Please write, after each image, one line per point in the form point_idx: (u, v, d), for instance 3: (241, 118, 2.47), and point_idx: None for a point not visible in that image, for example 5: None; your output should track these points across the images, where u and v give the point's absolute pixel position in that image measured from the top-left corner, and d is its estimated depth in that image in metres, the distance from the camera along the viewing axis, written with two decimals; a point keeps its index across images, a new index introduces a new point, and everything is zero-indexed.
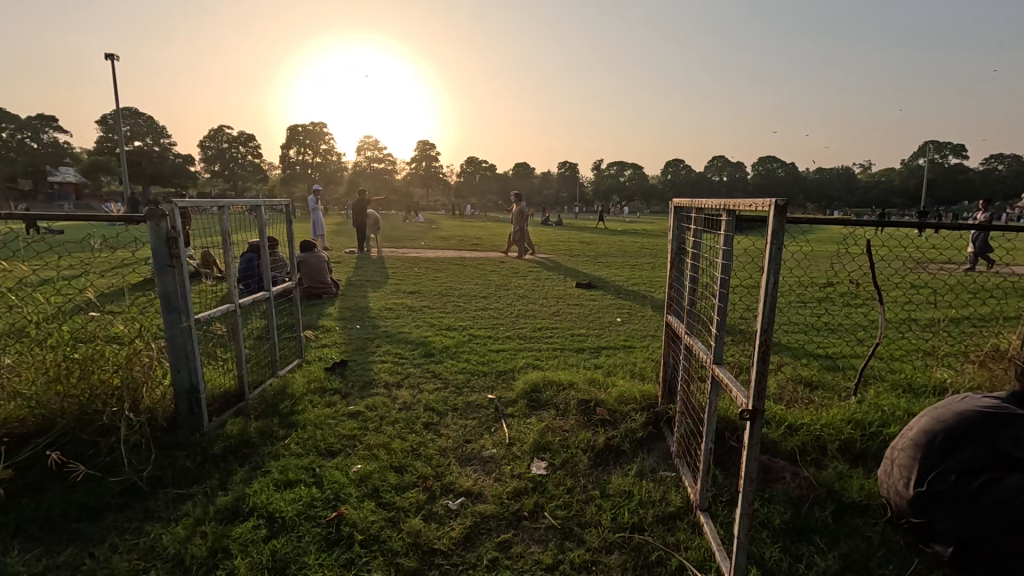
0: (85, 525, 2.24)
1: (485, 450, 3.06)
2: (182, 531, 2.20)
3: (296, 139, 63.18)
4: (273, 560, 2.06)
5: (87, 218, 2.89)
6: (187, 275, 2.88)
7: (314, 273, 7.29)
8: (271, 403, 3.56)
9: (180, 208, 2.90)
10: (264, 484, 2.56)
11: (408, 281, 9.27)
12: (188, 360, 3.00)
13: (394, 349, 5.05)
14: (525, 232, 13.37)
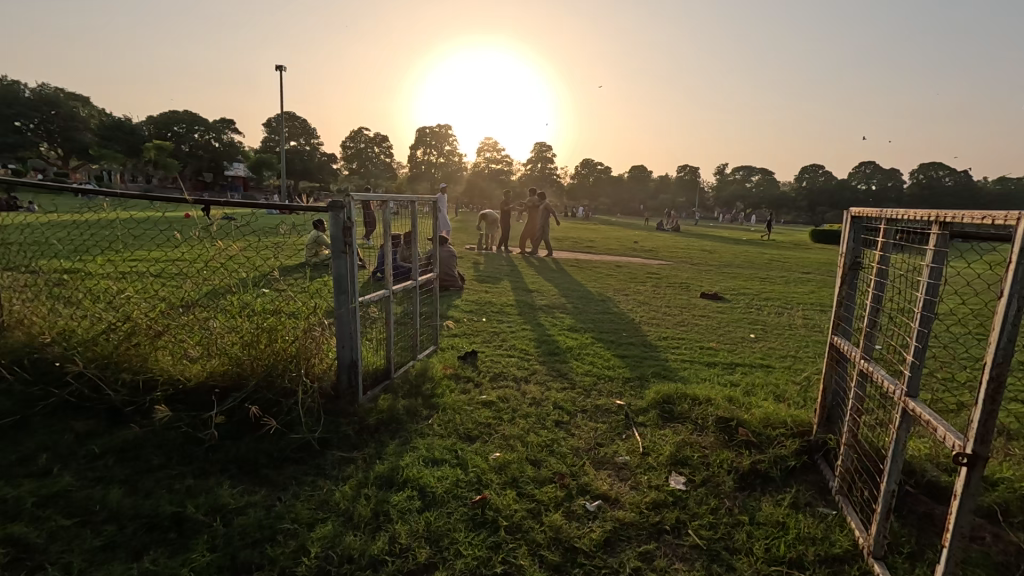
0: (273, 473, 2.59)
1: (618, 456, 3.01)
2: (350, 490, 2.44)
3: (424, 140, 67.69)
4: (429, 531, 2.21)
5: (280, 208, 3.29)
6: (355, 261, 3.18)
7: (444, 266, 7.74)
8: (414, 384, 3.83)
9: (355, 200, 3.20)
10: (414, 458, 2.77)
11: (528, 279, 9.46)
12: (351, 337, 3.31)
13: (520, 344, 5.19)
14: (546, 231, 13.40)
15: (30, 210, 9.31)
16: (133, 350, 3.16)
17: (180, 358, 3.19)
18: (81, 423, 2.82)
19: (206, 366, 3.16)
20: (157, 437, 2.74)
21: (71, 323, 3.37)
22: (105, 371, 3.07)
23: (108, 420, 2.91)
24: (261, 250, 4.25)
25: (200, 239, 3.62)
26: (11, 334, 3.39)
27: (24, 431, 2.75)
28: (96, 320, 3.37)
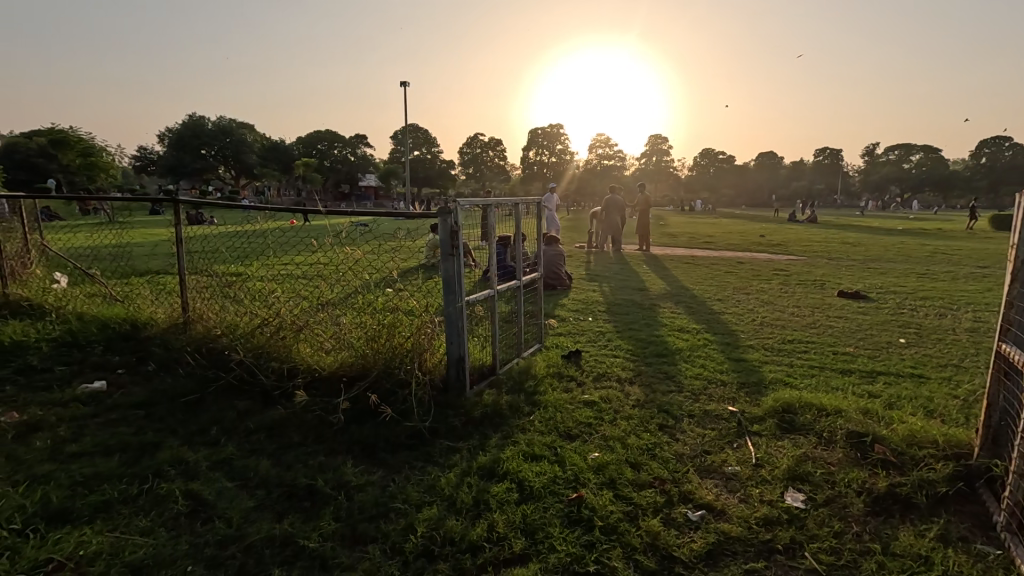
0: (389, 457, 2.85)
1: (727, 465, 2.83)
2: (454, 478, 2.61)
3: (536, 141, 68.69)
4: (525, 523, 2.28)
5: (396, 215, 3.58)
6: (462, 263, 3.37)
7: (552, 265, 7.82)
8: (518, 380, 3.95)
9: (461, 205, 3.39)
10: (515, 452, 2.87)
11: (638, 278, 9.18)
12: (459, 334, 3.51)
13: (626, 344, 5.08)
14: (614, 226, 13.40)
15: (208, 223, 11.15)
16: (280, 342, 3.68)
17: (316, 349, 3.65)
18: (241, 403, 3.36)
19: (337, 358, 3.58)
20: (297, 418, 3.16)
21: (236, 318, 4.02)
22: (259, 360, 3.62)
23: (262, 401, 3.43)
24: (383, 254, 4.68)
25: (332, 246, 4.10)
26: (194, 327, 4.15)
27: (202, 406, 3.35)
28: (253, 316, 3.98)
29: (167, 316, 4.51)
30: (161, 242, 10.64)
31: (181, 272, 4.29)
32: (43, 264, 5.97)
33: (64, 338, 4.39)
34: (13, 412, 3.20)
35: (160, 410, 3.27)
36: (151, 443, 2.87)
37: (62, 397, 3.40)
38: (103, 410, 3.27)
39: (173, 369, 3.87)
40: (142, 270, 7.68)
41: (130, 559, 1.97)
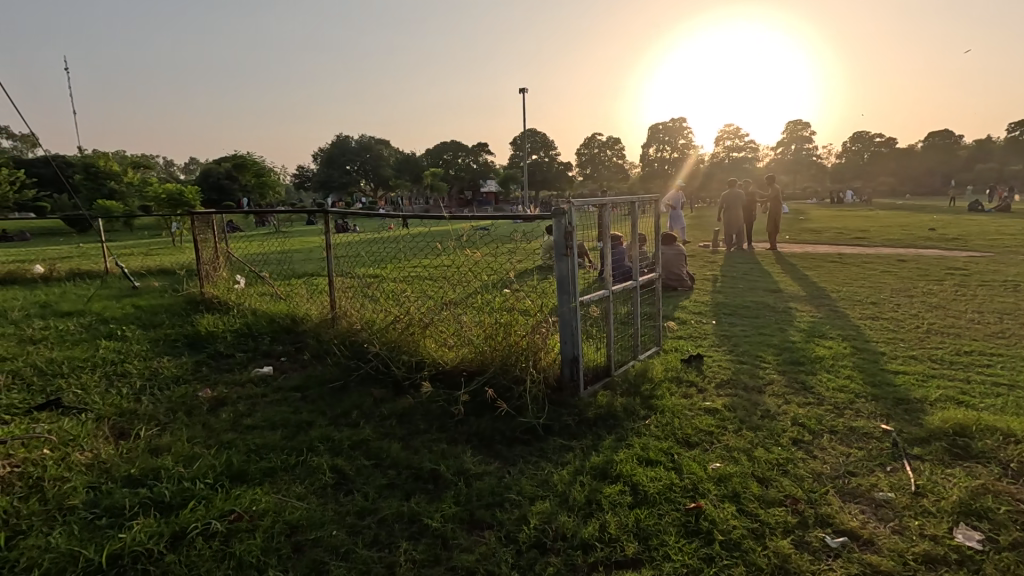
0: (505, 450, 2.97)
1: (877, 491, 2.49)
2: (567, 475, 2.64)
3: (657, 138, 66.05)
4: (638, 528, 2.23)
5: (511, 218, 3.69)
6: (576, 263, 3.38)
7: (672, 266, 7.47)
8: (633, 383, 3.86)
9: (575, 206, 3.40)
10: (628, 455, 2.82)
11: (773, 279, 8.37)
12: (573, 334, 3.53)
13: (754, 350, 4.69)
14: (733, 224, 12.45)
15: (352, 230, 12.49)
16: (410, 337, 4.02)
17: (440, 345, 3.92)
18: (377, 391, 3.73)
19: (458, 353, 3.81)
20: (424, 407, 3.44)
21: (372, 315, 4.47)
22: (392, 353, 4.00)
23: (393, 390, 3.78)
24: (501, 256, 4.88)
25: (456, 249, 4.38)
26: (340, 322, 4.70)
27: (346, 392, 3.80)
28: (387, 313, 4.40)
29: (318, 312, 5.17)
30: (314, 247, 12.18)
31: (330, 274, 4.89)
32: (227, 268, 7.18)
33: (244, 329, 5.25)
34: (207, 388, 3.92)
35: (313, 393, 3.77)
36: (306, 421, 3.32)
37: (241, 379, 4.08)
38: (270, 391, 3.86)
39: (323, 360, 4.43)
40: (300, 272, 8.88)
41: (288, 518, 2.30)
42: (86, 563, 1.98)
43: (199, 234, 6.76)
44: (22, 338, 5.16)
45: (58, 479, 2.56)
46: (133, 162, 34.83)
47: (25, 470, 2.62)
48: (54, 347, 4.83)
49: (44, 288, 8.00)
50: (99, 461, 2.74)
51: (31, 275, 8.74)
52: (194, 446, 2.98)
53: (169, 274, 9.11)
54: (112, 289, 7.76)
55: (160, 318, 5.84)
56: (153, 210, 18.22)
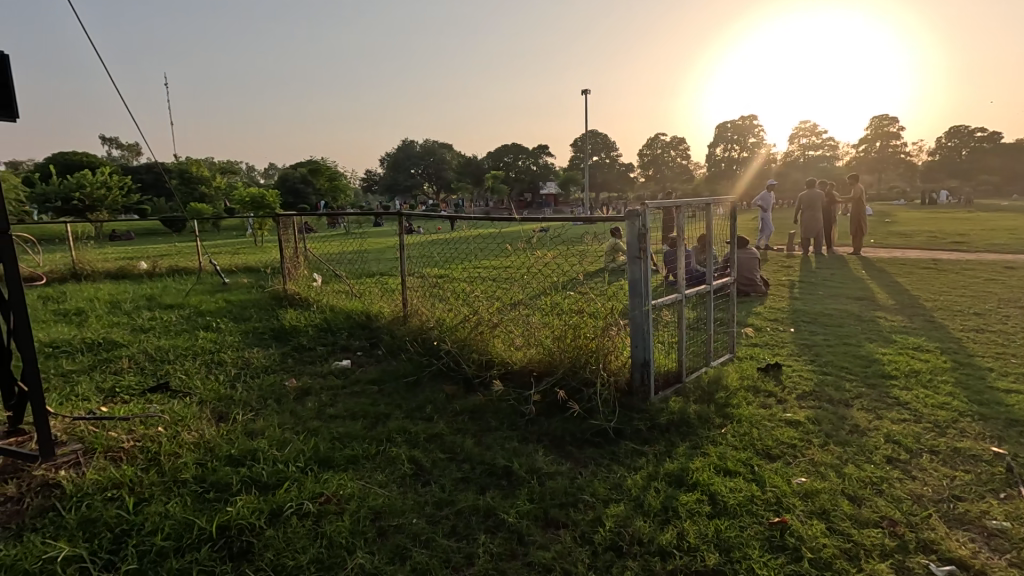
0: (575, 451, 2.97)
1: (989, 519, 2.27)
2: (641, 480, 2.61)
3: (725, 137, 63.38)
4: (719, 538, 2.17)
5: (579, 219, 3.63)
6: (650, 265, 3.32)
7: (745, 270, 7.15)
8: (707, 390, 3.74)
9: (650, 207, 3.33)
10: (705, 464, 2.74)
11: (857, 286, 7.81)
12: (644, 338, 3.46)
13: (839, 361, 4.41)
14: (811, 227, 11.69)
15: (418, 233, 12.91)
16: (479, 336, 4.11)
17: (509, 345, 3.98)
18: (449, 388, 3.84)
19: (527, 353, 3.85)
20: (494, 405, 3.51)
21: (443, 314, 4.61)
22: (463, 351, 4.10)
23: (464, 387, 3.88)
24: (570, 257, 4.88)
25: (525, 251, 4.42)
26: (412, 320, 4.88)
27: (419, 387, 3.94)
28: (457, 312, 4.52)
29: (391, 309, 5.41)
30: (383, 248, 12.72)
31: (403, 274, 5.09)
32: (307, 267, 7.65)
33: (323, 324, 5.58)
34: (292, 378, 4.20)
35: (389, 387, 3.94)
36: (383, 413, 3.49)
37: (322, 371, 4.34)
38: (349, 383, 4.08)
39: (397, 356, 4.62)
40: (371, 271, 9.30)
41: (372, 504, 2.43)
42: (200, 531, 2.18)
43: (284, 235, 7.29)
44: (134, 327, 5.75)
45: (172, 454, 2.84)
46: (221, 168, 37.82)
47: (144, 444, 2.93)
48: (162, 336, 5.35)
49: (150, 282, 8.87)
50: (205, 441, 3.01)
51: (138, 271, 9.71)
52: (284, 431, 3.20)
53: (254, 272, 9.83)
54: (206, 285, 8.49)
55: (248, 312, 6.32)
56: (239, 212, 19.71)
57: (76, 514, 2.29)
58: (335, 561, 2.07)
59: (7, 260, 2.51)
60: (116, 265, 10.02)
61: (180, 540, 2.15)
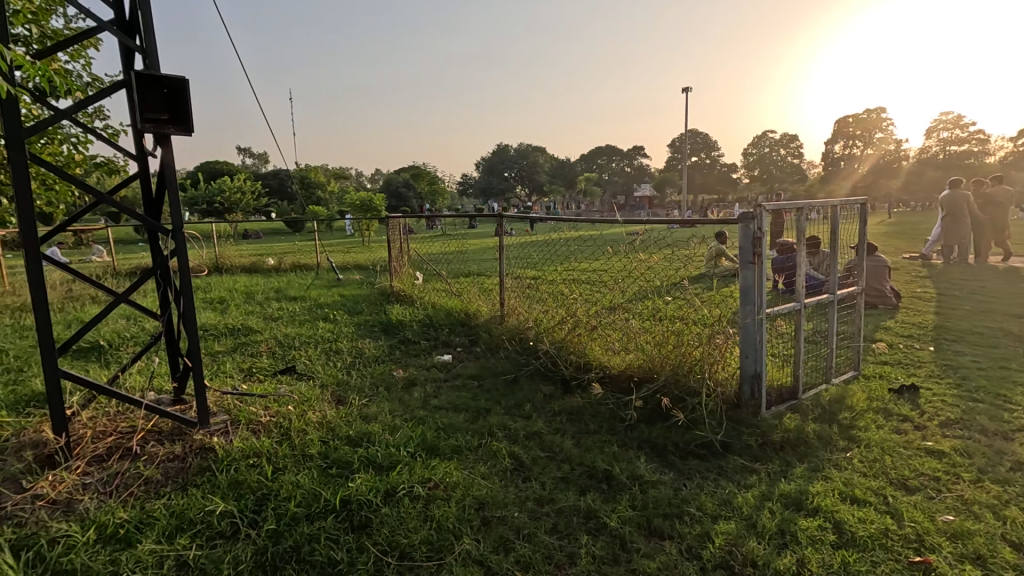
0: (679, 462, 2.86)
1: None
2: (753, 498, 2.46)
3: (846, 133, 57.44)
4: (847, 571, 1.98)
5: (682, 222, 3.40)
6: (766, 271, 3.08)
7: (872, 280, 6.43)
8: (827, 409, 3.42)
9: (768, 209, 3.07)
10: (827, 488, 2.51)
11: (1016, 301, 6.71)
12: (756, 349, 3.23)
13: (994, 386, 3.82)
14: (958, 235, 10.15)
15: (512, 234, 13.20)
16: (577, 338, 4.11)
17: (607, 349, 3.92)
18: (546, 389, 3.88)
19: (627, 358, 3.77)
20: (593, 408, 3.48)
21: (540, 315, 4.66)
22: (560, 352, 4.12)
23: (562, 389, 3.91)
24: (673, 261, 4.70)
25: (625, 254, 4.33)
26: (509, 320, 5.00)
27: (517, 385, 4.03)
28: (554, 312, 4.55)
29: (489, 308, 5.58)
30: (479, 249, 13.16)
31: (501, 274, 5.23)
32: (411, 265, 8.13)
33: (426, 320, 5.90)
34: (400, 369, 4.48)
35: (488, 383, 4.07)
36: (484, 407, 3.61)
37: (426, 364, 4.59)
38: (451, 377, 4.27)
39: (495, 353, 4.76)
40: (469, 271, 9.67)
41: (476, 494, 2.53)
42: (327, 502, 2.40)
43: (392, 236, 7.83)
44: (267, 315, 6.48)
45: (300, 430, 3.16)
46: (336, 174, 41.27)
47: (278, 420, 3.28)
48: (288, 325, 5.97)
49: (279, 276, 9.94)
50: (327, 421, 3.31)
51: (268, 266, 10.92)
52: (394, 418, 3.43)
53: (365, 269, 10.63)
54: (324, 280, 9.34)
55: (360, 306, 6.85)
56: (351, 214, 21.40)
57: (227, 476, 2.63)
58: (443, 544, 2.18)
59: (182, 253, 2.91)
60: (251, 261, 11.34)
61: (310, 508, 2.39)
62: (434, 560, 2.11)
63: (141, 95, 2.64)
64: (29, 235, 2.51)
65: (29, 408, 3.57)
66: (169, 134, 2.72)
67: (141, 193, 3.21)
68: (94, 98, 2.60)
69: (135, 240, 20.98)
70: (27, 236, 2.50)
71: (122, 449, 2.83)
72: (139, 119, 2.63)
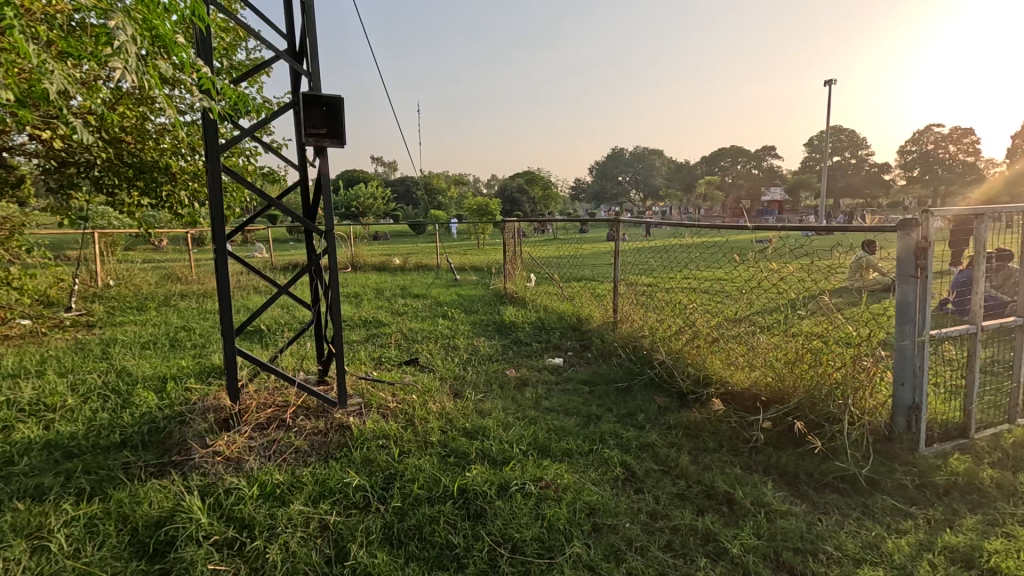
0: (813, 493, 2.60)
1: None
2: (907, 546, 2.15)
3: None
4: None
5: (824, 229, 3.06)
6: (931, 287, 2.66)
7: None
8: (1011, 454, 2.86)
9: (936, 214, 2.65)
10: (1009, 547, 2.11)
11: None
12: (915, 376, 2.82)
13: None
14: None
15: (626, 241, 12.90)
16: (697, 350, 3.91)
17: (730, 363, 3.68)
18: (661, 400, 3.74)
19: (753, 374, 3.50)
20: (712, 425, 3.29)
21: (656, 323, 4.50)
22: (677, 363, 3.95)
23: (678, 401, 3.74)
24: (811, 271, 4.25)
25: (755, 262, 4.01)
26: (623, 327, 4.91)
27: (630, 394, 3.94)
28: (672, 322, 4.36)
29: (602, 314, 5.53)
30: (591, 254, 13.06)
31: (615, 280, 5.15)
32: (524, 268, 8.33)
33: (538, 322, 6.00)
34: (512, 369, 4.62)
35: (599, 389, 4.03)
36: (595, 413, 3.58)
37: (538, 366, 4.67)
38: (563, 380, 4.30)
39: (608, 360, 4.70)
40: (581, 275, 9.65)
41: (587, 499, 2.52)
42: (447, 489, 2.56)
43: (506, 239, 8.11)
44: (393, 310, 7.05)
45: (422, 419, 3.40)
46: (455, 180, 43.50)
47: (404, 407, 3.56)
48: (412, 320, 6.46)
49: (404, 275, 10.78)
50: (445, 412, 3.52)
51: (395, 265, 11.88)
52: (508, 415, 3.54)
53: (480, 271, 11.09)
54: (444, 279, 9.92)
55: (476, 305, 7.17)
56: (467, 218, 22.48)
57: (361, 454, 2.91)
58: (554, 544, 2.21)
59: (332, 251, 3.27)
60: (380, 260, 12.43)
61: (431, 491, 2.56)
62: (545, 558, 2.14)
63: (306, 113, 3.02)
64: (219, 234, 3.01)
65: (210, 377, 4.28)
66: (326, 146, 3.08)
67: (301, 199, 3.67)
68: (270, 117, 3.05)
69: (287, 240, 24.05)
70: (218, 235, 3.00)
71: (278, 420, 3.26)
72: (304, 134, 3.02)
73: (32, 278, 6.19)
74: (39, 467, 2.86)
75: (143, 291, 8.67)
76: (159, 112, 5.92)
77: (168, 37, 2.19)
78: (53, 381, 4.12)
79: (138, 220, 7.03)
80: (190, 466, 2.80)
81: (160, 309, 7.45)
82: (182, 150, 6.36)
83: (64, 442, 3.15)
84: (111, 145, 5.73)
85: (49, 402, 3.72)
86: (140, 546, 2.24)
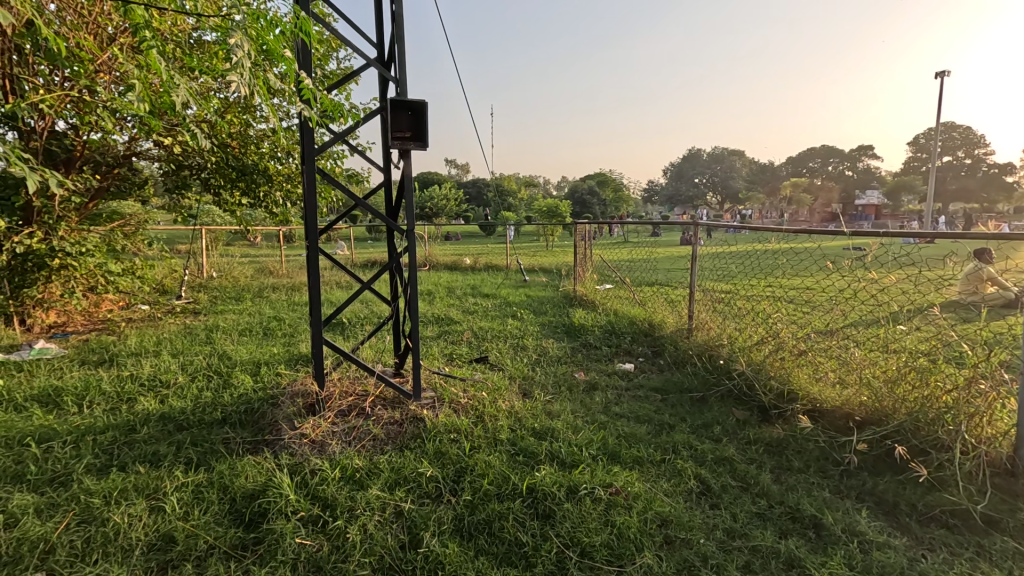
0: (916, 526, 2.35)
1: None
2: None
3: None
4: None
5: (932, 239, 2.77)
6: None
7: None
8: None
9: None
10: None
11: None
12: None
13: None
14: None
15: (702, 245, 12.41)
16: (782, 363, 3.67)
17: (820, 378, 3.42)
18: (740, 414, 3.55)
19: (845, 392, 3.25)
20: (797, 443, 3.07)
21: (736, 332, 4.28)
22: (758, 375, 3.73)
23: (759, 416, 3.53)
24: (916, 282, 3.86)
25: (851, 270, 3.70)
26: (698, 334, 4.72)
27: (706, 405, 3.77)
28: (753, 331, 4.13)
29: (676, 320, 5.34)
30: (664, 258, 12.66)
31: (692, 285, 4.96)
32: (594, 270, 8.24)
33: (609, 326, 5.91)
34: (582, 372, 4.59)
35: (672, 398, 3.90)
36: (668, 423, 3.46)
37: (608, 370, 4.59)
38: (634, 386, 4.20)
39: (681, 368, 4.53)
40: (653, 279, 9.38)
41: (658, 509, 2.44)
42: (516, 487, 2.58)
43: (577, 241, 8.06)
44: (464, 309, 7.23)
45: (493, 416, 3.46)
46: (526, 181, 43.94)
47: (475, 403, 3.63)
48: (483, 318, 6.60)
49: (475, 275, 11.03)
50: (514, 412, 3.55)
51: (466, 264, 12.18)
52: (577, 419, 3.52)
53: (549, 272, 11.12)
54: (514, 280, 10.02)
55: (545, 306, 7.19)
56: (537, 219, 22.60)
57: (434, 446, 3.01)
58: (624, 552, 2.16)
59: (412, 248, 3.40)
60: (453, 259, 12.78)
61: (501, 488, 2.60)
62: (615, 565, 2.10)
63: (393, 117, 3.17)
64: (311, 231, 3.22)
65: (298, 364, 4.61)
66: (410, 148, 3.22)
67: (384, 199, 3.85)
68: (361, 122, 3.22)
69: (367, 238, 25.37)
70: (310, 231, 3.22)
71: (358, 408, 3.45)
72: (391, 137, 3.17)
73: (152, 269, 6.96)
74: (155, 436, 3.21)
75: (241, 283, 9.49)
76: (261, 119, 6.44)
77: (276, 50, 2.38)
78: (167, 360, 4.61)
79: (239, 218, 7.69)
80: (281, 446, 3.03)
81: (255, 300, 8.12)
82: (278, 154, 6.88)
83: (175, 415, 3.51)
84: (220, 148, 6.32)
85: (164, 378, 4.16)
86: (238, 515, 2.45)
